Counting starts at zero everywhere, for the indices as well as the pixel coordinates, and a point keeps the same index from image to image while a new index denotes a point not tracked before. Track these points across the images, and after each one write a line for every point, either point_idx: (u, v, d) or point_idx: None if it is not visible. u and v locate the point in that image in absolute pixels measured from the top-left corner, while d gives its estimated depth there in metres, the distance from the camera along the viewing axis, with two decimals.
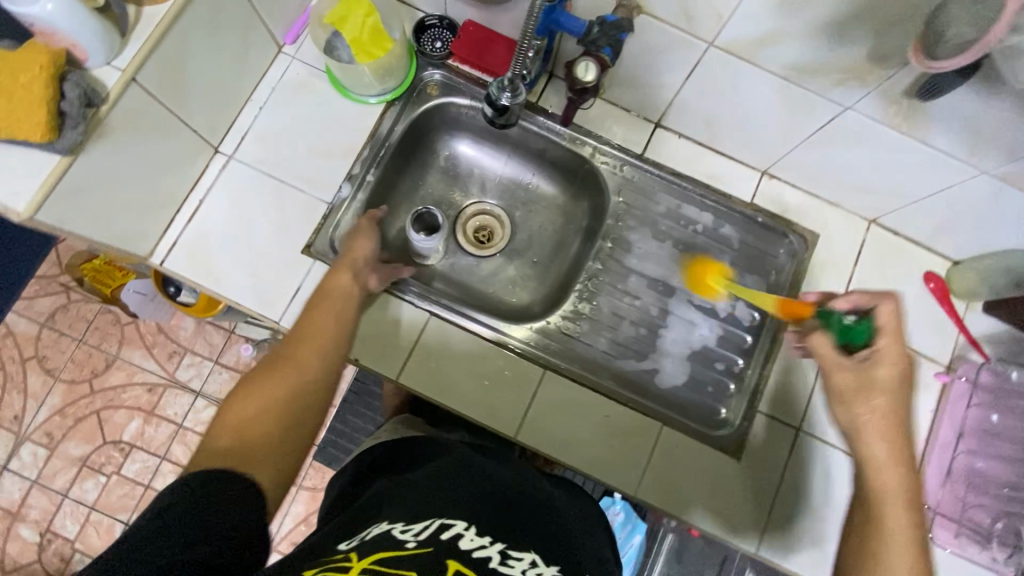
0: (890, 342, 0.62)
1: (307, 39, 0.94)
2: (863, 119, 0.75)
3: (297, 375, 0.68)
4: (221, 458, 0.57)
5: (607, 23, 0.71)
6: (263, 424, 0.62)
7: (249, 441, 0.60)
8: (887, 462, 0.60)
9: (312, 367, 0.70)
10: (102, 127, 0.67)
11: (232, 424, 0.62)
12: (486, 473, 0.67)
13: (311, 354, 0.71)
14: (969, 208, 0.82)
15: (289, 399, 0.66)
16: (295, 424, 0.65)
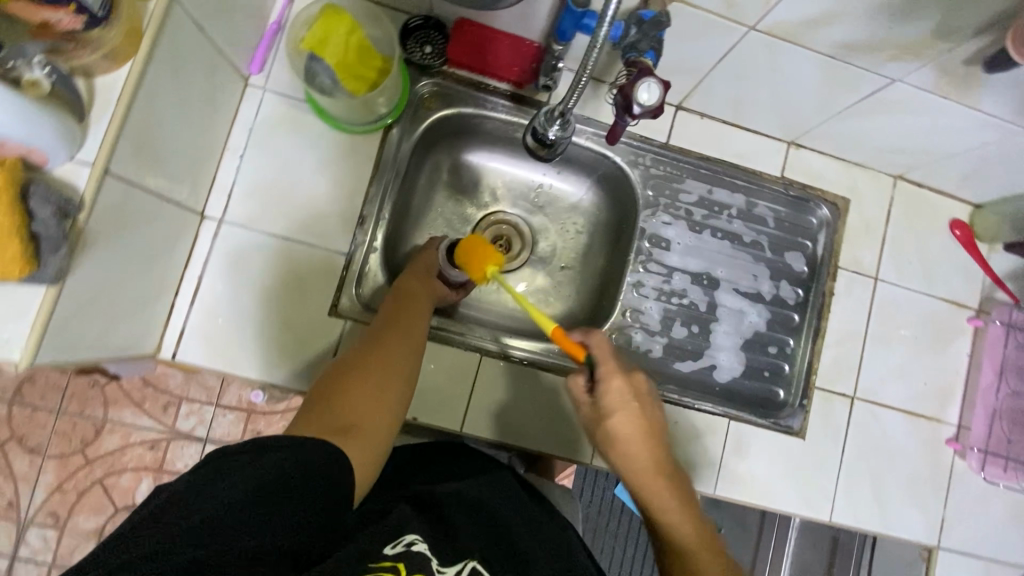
0: (608, 368, 0.64)
1: (277, 65, 0.81)
2: (910, 88, 0.72)
3: (393, 355, 0.62)
4: (317, 424, 0.53)
5: (645, 22, 0.63)
6: (358, 396, 0.56)
7: (344, 411, 0.55)
8: (651, 480, 0.61)
9: (408, 348, 0.63)
10: (85, 238, 0.55)
11: (332, 392, 0.57)
12: (501, 493, 0.68)
13: (404, 333, 0.65)
14: (1002, 159, 0.82)
15: (386, 376, 0.59)
16: (390, 402, 0.58)
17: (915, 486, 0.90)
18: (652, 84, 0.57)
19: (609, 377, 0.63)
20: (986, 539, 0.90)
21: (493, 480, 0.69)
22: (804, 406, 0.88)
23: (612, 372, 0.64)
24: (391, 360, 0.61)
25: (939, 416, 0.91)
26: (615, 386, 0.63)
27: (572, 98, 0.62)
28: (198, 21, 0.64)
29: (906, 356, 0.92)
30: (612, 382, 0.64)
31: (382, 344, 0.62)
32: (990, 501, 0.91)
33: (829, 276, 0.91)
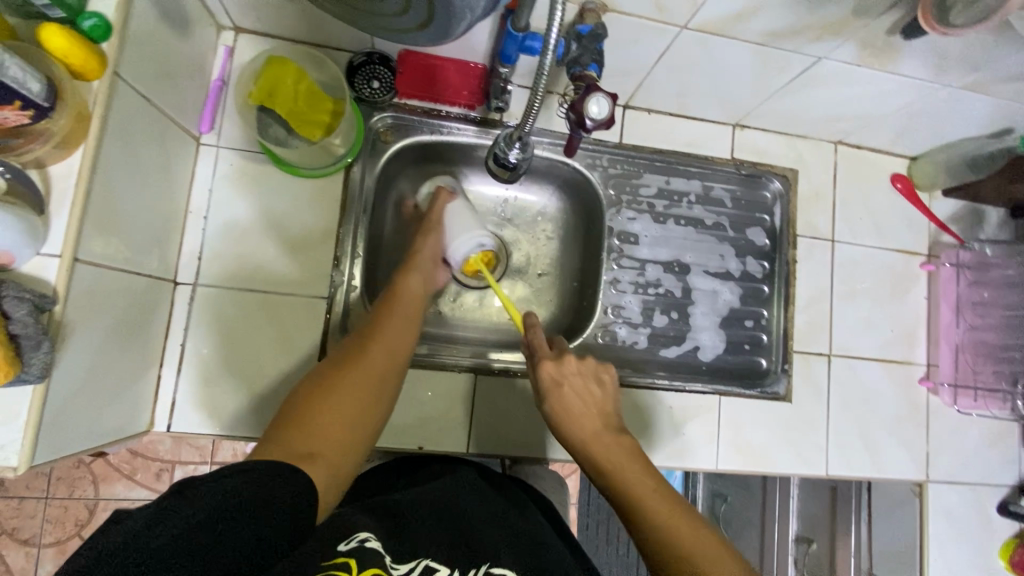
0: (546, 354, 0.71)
1: (226, 121, 0.81)
2: (837, 63, 0.76)
3: (366, 382, 0.62)
4: (284, 450, 0.52)
5: (584, 37, 0.66)
6: (326, 426, 0.56)
7: (311, 437, 0.54)
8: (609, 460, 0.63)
9: (383, 377, 0.64)
10: (63, 329, 0.55)
11: (303, 418, 0.56)
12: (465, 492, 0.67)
13: (378, 360, 0.65)
14: (927, 115, 0.88)
15: (358, 409, 0.60)
16: (358, 430, 0.59)
17: (898, 428, 0.95)
18: (601, 98, 0.62)
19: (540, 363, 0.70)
20: (968, 465, 0.97)
21: (458, 487, 0.68)
22: (786, 371, 0.93)
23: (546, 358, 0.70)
24: (364, 390, 0.61)
25: (909, 358, 0.97)
26: (547, 371, 0.69)
27: (526, 122, 0.65)
28: (142, 93, 0.64)
29: (871, 308, 0.97)
30: (546, 366, 0.69)
31: (357, 371, 0.63)
32: (966, 428, 0.97)
33: (791, 244, 0.96)
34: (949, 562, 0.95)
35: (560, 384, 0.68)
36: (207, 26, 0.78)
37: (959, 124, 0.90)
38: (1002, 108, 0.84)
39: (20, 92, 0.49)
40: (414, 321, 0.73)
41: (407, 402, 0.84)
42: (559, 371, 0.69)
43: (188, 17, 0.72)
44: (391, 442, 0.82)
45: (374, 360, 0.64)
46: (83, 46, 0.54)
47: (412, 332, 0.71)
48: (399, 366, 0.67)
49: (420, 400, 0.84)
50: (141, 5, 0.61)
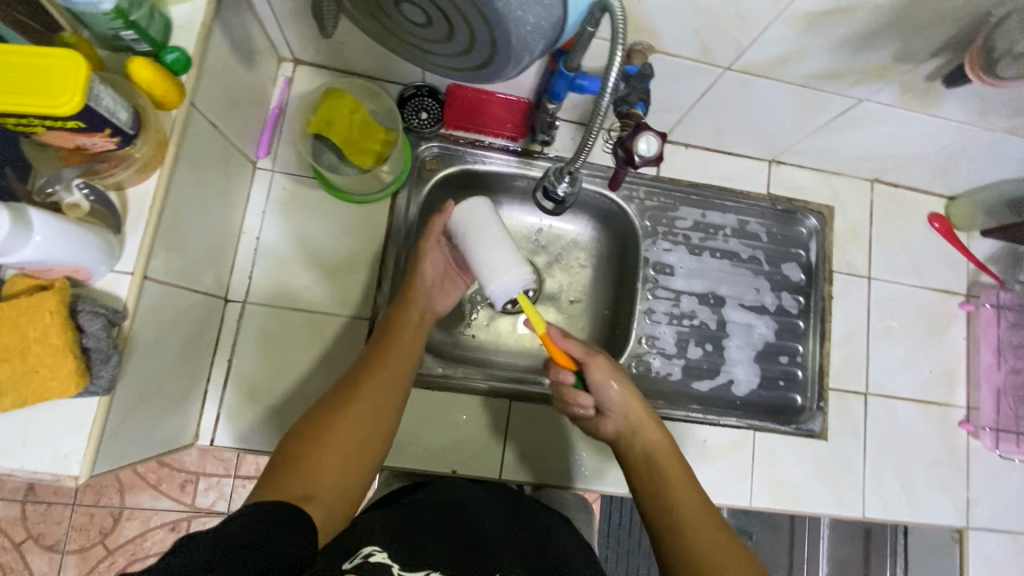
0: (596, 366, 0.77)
1: (282, 146, 0.85)
2: (878, 105, 0.78)
3: (360, 421, 0.65)
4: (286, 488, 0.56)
5: (632, 77, 0.69)
6: (323, 463, 0.60)
7: (309, 476, 0.58)
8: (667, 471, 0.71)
9: (377, 415, 0.66)
10: (130, 342, 0.58)
11: (303, 451, 0.60)
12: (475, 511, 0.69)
13: (370, 395, 0.67)
14: (968, 158, 0.89)
15: (351, 448, 0.63)
16: (354, 463, 0.62)
17: (936, 471, 0.93)
18: (650, 135, 0.64)
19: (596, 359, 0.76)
20: (1010, 513, 0.94)
21: (466, 508, 0.69)
22: (821, 407, 0.92)
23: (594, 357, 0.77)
24: (357, 428, 0.64)
25: (948, 400, 0.96)
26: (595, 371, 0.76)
27: (578, 156, 0.67)
28: (211, 120, 0.68)
29: (908, 347, 0.96)
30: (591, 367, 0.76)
31: (350, 408, 0.65)
32: (1009, 474, 0.95)
33: (826, 280, 0.96)
34: None
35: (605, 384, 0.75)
36: (270, 58, 0.82)
37: (999, 165, 0.90)
38: None
39: (111, 120, 0.52)
40: (411, 357, 0.73)
41: (442, 423, 0.85)
42: (606, 372, 0.76)
43: (254, 50, 0.76)
44: (426, 463, 0.83)
45: (366, 401, 0.66)
46: (166, 78, 0.58)
47: (410, 365, 0.72)
48: (394, 397, 0.69)
49: (455, 423, 0.85)
50: (216, 40, 0.65)
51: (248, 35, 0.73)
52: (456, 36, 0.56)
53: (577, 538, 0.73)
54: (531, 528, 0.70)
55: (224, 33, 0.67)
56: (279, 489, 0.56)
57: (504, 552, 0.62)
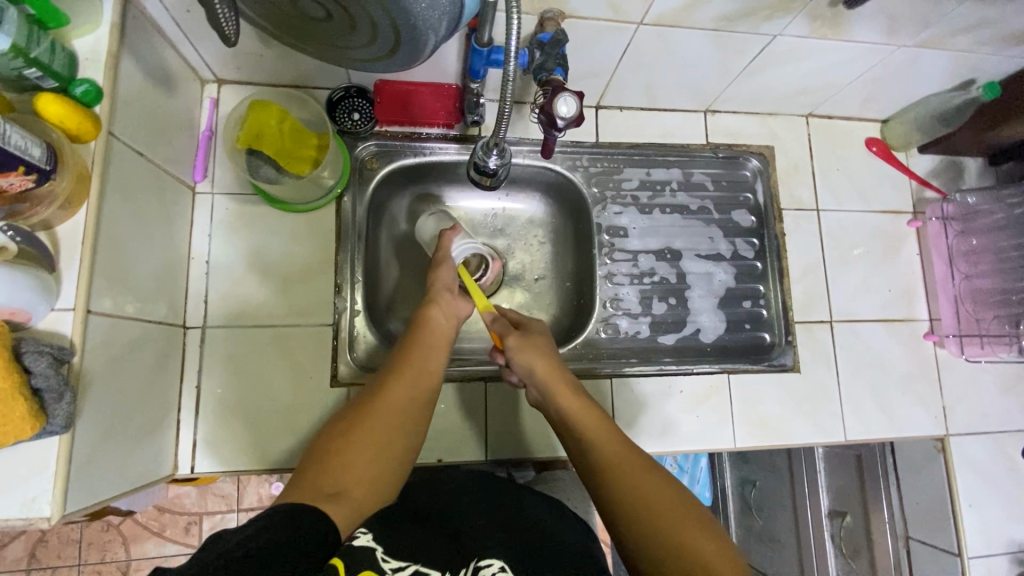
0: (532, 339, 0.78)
1: (218, 167, 0.84)
2: (792, 38, 0.80)
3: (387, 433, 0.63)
4: (311, 489, 0.54)
5: (546, 44, 0.70)
6: (357, 463, 0.59)
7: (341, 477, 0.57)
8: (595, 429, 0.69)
9: (405, 418, 0.65)
10: (82, 380, 0.57)
11: (333, 453, 0.59)
12: (462, 503, 0.69)
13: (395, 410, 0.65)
14: (892, 78, 0.91)
15: (383, 446, 0.62)
16: (385, 468, 0.61)
17: (911, 386, 0.96)
18: (568, 97, 0.65)
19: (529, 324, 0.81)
20: (987, 415, 0.97)
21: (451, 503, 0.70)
22: (790, 341, 0.94)
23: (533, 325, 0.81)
24: (389, 428, 0.64)
25: (910, 315, 0.98)
26: (512, 342, 0.77)
27: (499, 128, 0.67)
28: (137, 149, 0.68)
29: (865, 270, 0.99)
30: (511, 341, 0.77)
31: (382, 412, 0.65)
32: (980, 377, 0.97)
33: (776, 218, 0.98)
34: (983, 514, 0.94)
35: (528, 354, 0.75)
36: (191, 82, 0.82)
37: (922, 81, 0.92)
38: (963, 60, 0.86)
39: (22, 158, 0.52)
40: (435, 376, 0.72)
41: None
42: (524, 343, 0.76)
43: (171, 75, 0.76)
44: (413, 457, 0.83)
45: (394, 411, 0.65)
46: (77, 110, 0.57)
47: (434, 383, 0.71)
48: (417, 417, 0.67)
49: (434, 413, 0.84)
50: (127, 67, 0.65)
51: (162, 61, 0.73)
52: (357, 28, 0.56)
53: (568, 518, 0.74)
54: (519, 511, 0.70)
55: (134, 61, 0.67)
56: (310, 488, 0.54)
57: (488, 535, 0.62)
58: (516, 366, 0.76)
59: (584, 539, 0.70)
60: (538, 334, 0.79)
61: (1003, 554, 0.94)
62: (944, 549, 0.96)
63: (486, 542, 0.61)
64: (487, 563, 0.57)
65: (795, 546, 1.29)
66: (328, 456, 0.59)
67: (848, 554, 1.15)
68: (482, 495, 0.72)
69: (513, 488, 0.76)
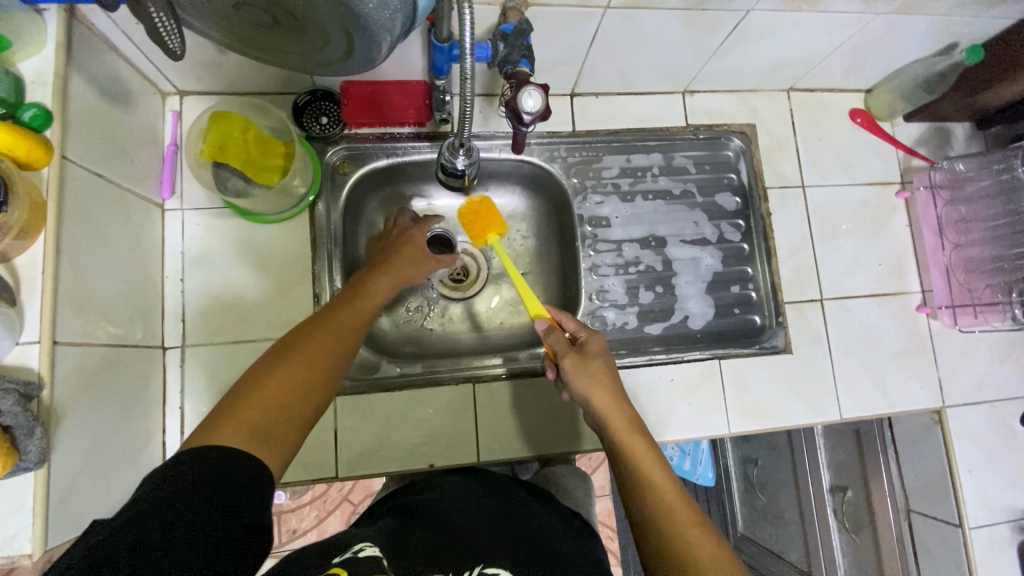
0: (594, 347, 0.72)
1: (186, 182, 0.83)
2: (766, 13, 0.77)
3: (319, 364, 0.58)
4: (236, 425, 0.50)
5: (510, 35, 0.68)
6: (278, 392, 0.54)
7: (261, 410, 0.52)
8: (647, 459, 0.63)
9: (337, 348, 0.60)
10: (54, 413, 0.56)
11: (257, 383, 0.54)
12: (464, 506, 0.67)
13: (330, 344, 0.60)
14: (872, 47, 0.88)
15: (310, 377, 0.57)
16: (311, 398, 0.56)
17: (905, 359, 0.95)
18: (533, 90, 0.63)
19: (590, 338, 0.73)
20: (983, 383, 0.96)
21: (456, 502, 0.67)
22: (780, 322, 0.93)
23: (591, 335, 0.74)
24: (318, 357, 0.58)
25: (902, 288, 0.97)
26: (569, 363, 0.70)
27: (462, 126, 0.64)
28: (95, 170, 0.66)
29: (854, 245, 0.97)
30: (566, 362, 0.70)
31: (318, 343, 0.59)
32: (974, 347, 0.96)
33: (761, 198, 0.96)
34: (983, 484, 0.94)
35: (586, 380, 0.68)
36: (151, 96, 0.80)
37: (903, 49, 0.89)
38: (944, 24, 0.84)
39: None
40: (371, 314, 0.68)
41: (410, 421, 0.83)
42: (581, 369, 0.69)
43: (128, 91, 0.74)
44: (404, 464, 0.82)
45: (326, 340, 0.60)
46: (26, 137, 0.56)
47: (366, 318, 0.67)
48: (355, 345, 0.63)
49: (422, 418, 0.83)
50: (78, 86, 0.63)
51: (116, 77, 0.71)
52: (308, 33, 0.54)
53: (565, 519, 0.74)
54: (518, 510, 0.69)
55: (85, 78, 0.65)
56: (238, 426, 0.50)
57: (489, 537, 0.60)
58: (573, 388, 0.69)
59: (582, 540, 0.70)
60: (596, 353, 0.71)
61: (1005, 522, 0.94)
62: (945, 520, 0.95)
63: (486, 544, 0.58)
64: (492, 570, 0.54)
65: (799, 523, 1.29)
66: (251, 385, 0.54)
67: (850, 529, 1.15)
68: (485, 498, 0.70)
69: (515, 492, 0.75)
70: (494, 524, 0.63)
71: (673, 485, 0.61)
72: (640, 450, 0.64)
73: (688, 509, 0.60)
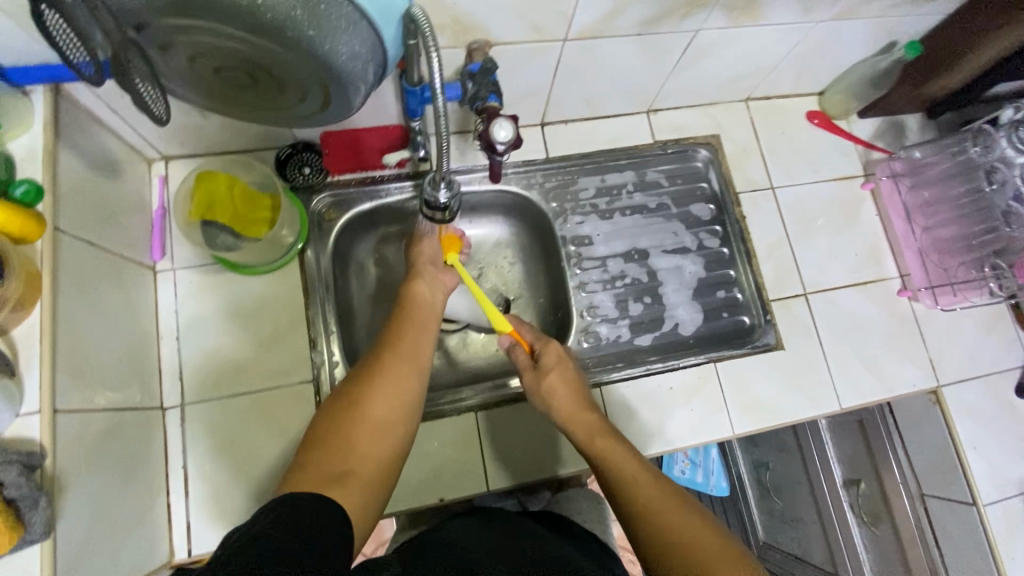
0: (551, 351, 0.76)
1: (176, 242, 0.84)
2: (714, 31, 0.82)
3: (382, 408, 0.60)
4: (314, 473, 0.54)
5: (476, 74, 0.72)
6: (350, 438, 0.58)
7: (335, 460, 0.56)
8: (617, 454, 0.65)
9: (401, 392, 0.63)
10: (57, 482, 0.56)
11: (327, 433, 0.58)
12: (479, 543, 0.65)
13: (389, 384, 0.63)
14: (818, 52, 0.94)
15: (378, 422, 0.60)
16: (386, 442, 0.59)
17: (895, 343, 0.97)
18: (504, 122, 0.66)
19: (546, 347, 0.77)
20: (973, 358, 0.98)
21: (468, 540, 0.65)
22: (768, 320, 0.95)
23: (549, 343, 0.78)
24: (384, 404, 0.61)
25: (881, 275, 1.00)
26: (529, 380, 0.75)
27: (441, 159, 0.66)
28: (86, 239, 0.67)
29: (829, 238, 1.00)
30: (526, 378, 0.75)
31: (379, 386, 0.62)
32: (959, 324, 0.99)
33: (734, 203, 1.00)
34: (990, 460, 0.94)
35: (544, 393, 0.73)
36: (136, 163, 0.82)
37: (847, 51, 0.95)
38: (880, 25, 0.89)
39: None
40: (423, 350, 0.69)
41: (415, 456, 0.83)
42: (539, 382, 0.74)
43: (114, 160, 0.76)
44: (413, 502, 0.81)
45: (386, 383, 0.62)
46: (20, 212, 0.57)
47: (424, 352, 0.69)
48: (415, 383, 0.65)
49: (428, 452, 0.83)
50: (67, 159, 0.66)
51: (103, 148, 0.73)
52: (286, 91, 0.57)
53: (578, 546, 0.73)
54: (529, 541, 0.68)
55: (73, 152, 0.67)
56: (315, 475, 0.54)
57: (505, 569, 0.59)
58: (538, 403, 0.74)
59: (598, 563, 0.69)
60: (553, 360, 0.75)
61: (1018, 495, 0.94)
62: (959, 500, 0.96)
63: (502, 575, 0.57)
64: None
65: (818, 523, 1.27)
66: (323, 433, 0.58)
67: (870, 522, 1.14)
68: (498, 532, 0.69)
69: (526, 526, 0.74)
70: (509, 557, 0.62)
71: (645, 472, 0.62)
72: (607, 440, 0.66)
73: (666, 495, 0.60)
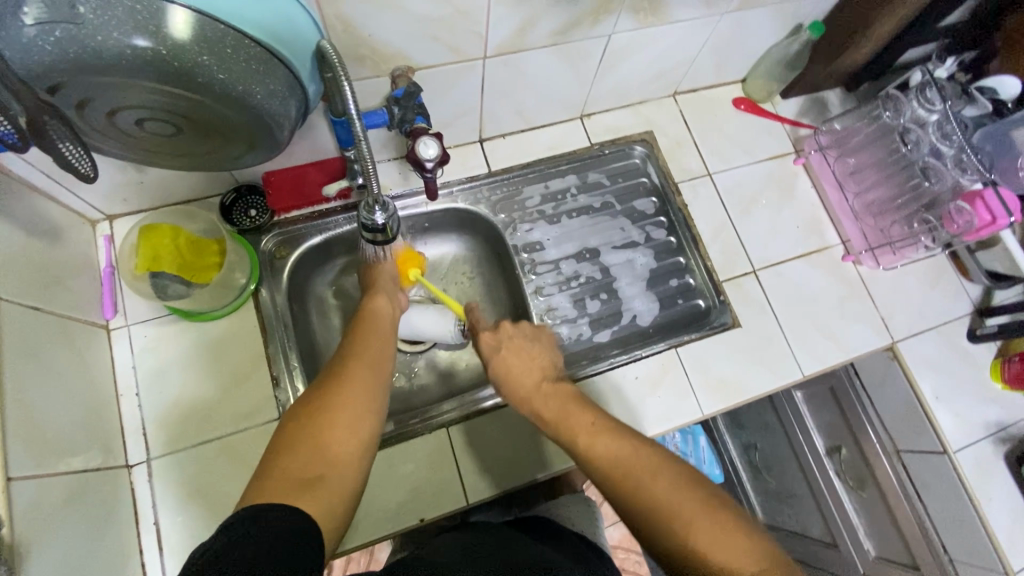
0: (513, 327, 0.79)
1: (128, 298, 0.85)
2: (626, 33, 0.86)
3: (348, 412, 0.58)
4: (283, 483, 0.52)
5: (401, 98, 0.75)
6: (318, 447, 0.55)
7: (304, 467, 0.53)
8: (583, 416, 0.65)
9: (367, 396, 0.61)
10: (17, 550, 0.55)
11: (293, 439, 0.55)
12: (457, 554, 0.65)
13: (354, 387, 0.61)
14: (730, 42, 0.99)
15: (349, 428, 0.57)
16: (356, 449, 0.57)
17: (846, 306, 1.00)
18: (429, 140, 0.69)
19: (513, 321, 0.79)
20: (922, 312, 1.01)
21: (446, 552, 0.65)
22: (722, 300, 0.97)
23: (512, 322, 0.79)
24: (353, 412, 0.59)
25: (823, 243, 1.04)
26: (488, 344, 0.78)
27: (371, 182, 0.68)
28: (30, 304, 0.67)
29: (769, 215, 1.04)
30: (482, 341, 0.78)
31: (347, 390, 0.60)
32: (903, 281, 1.03)
33: (675, 193, 1.03)
34: (953, 407, 0.97)
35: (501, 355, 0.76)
36: (79, 226, 0.83)
37: (757, 38, 1.00)
38: (782, 11, 0.95)
39: None
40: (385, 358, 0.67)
41: (391, 479, 0.83)
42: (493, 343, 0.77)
43: (55, 225, 0.77)
44: (394, 527, 0.80)
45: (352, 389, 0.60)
46: None
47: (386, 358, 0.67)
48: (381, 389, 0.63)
49: (404, 475, 0.83)
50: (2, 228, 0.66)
51: (41, 214, 0.74)
52: (211, 135, 0.59)
53: (561, 548, 0.73)
54: (509, 547, 0.68)
55: (9, 220, 0.68)
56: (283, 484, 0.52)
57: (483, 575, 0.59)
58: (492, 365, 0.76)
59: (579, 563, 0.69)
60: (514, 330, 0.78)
61: (985, 438, 0.97)
62: (931, 451, 0.98)
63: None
64: None
65: (811, 496, 1.28)
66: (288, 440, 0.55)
67: (856, 486, 1.16)
68: (478, 543, 0.69)
69: (508, 534, 0.74)
70: (487, 563, 0.62)
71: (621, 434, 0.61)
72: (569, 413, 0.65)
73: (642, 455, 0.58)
